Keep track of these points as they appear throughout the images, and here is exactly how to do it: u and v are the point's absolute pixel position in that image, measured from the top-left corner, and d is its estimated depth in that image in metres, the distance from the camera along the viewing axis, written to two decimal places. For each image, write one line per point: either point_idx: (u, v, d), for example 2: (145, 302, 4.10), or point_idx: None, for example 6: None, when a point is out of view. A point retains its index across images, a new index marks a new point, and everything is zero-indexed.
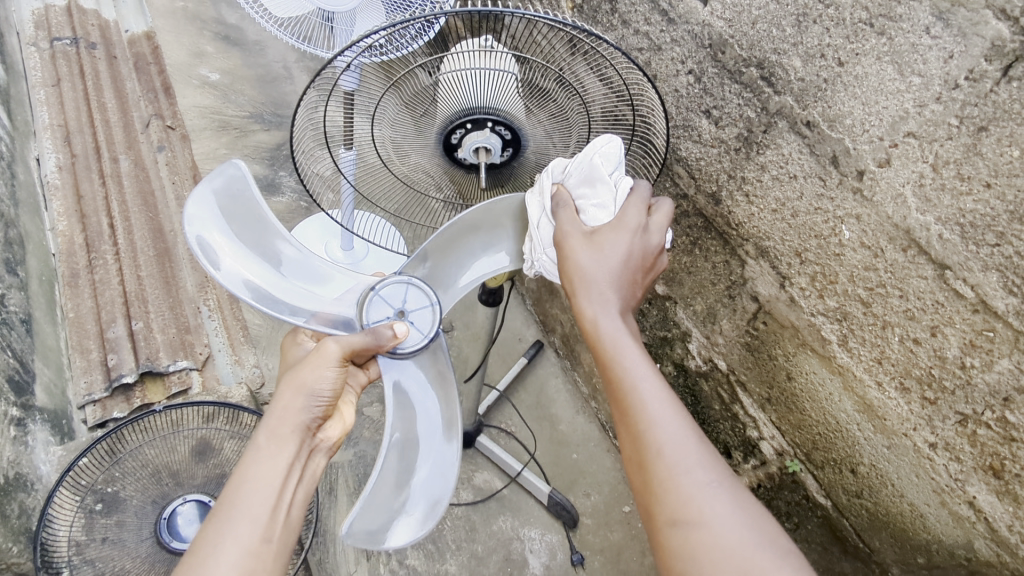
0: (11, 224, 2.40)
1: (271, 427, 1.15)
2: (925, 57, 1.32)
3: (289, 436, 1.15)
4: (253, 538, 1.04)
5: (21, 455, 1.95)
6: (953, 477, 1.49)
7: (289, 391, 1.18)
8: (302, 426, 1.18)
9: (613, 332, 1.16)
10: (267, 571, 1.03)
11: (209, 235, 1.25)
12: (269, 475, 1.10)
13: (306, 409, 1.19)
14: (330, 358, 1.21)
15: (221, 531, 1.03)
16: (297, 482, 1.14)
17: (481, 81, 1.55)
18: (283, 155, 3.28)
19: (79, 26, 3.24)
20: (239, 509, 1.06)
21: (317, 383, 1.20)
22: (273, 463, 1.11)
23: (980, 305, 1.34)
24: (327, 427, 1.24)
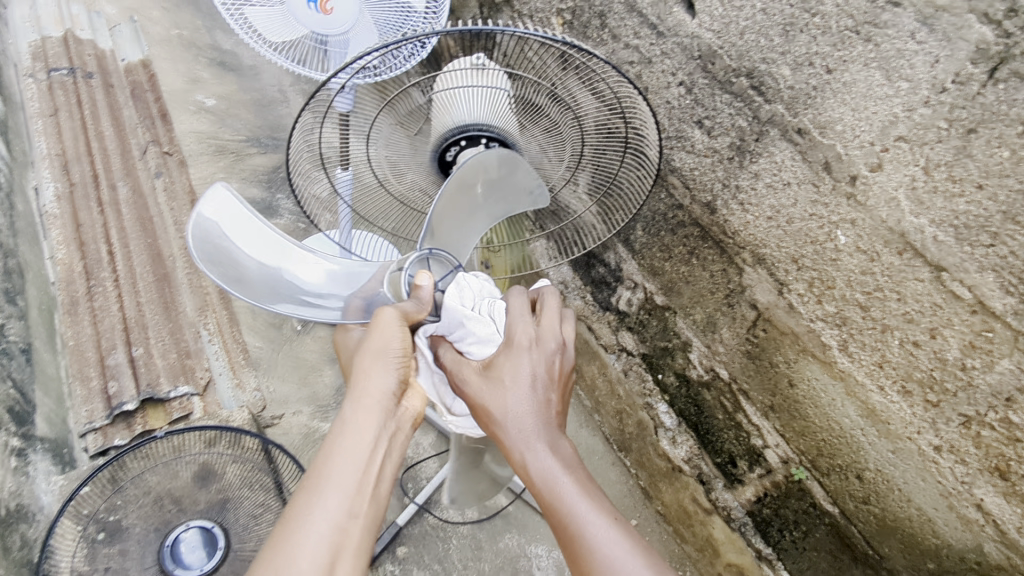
0: (10, 254, 2.41)
1: (352, 395, 0.99)
2: (912, 62, 1.33)
3: (374, 405, 0.98)
4: (342, 512, 0.87)
5: (22, 485, 1.94)
6: (960, 480, 1.48)
7: (368, 358, 1.04)
8: (386, 394, 1.01)
9: (540, 466, 1.03)
10: (355, 553, 0.87)
11: (230, 265, 1.16)
12: (356, 443, 0.93)
13: (386, 376, 1.03)
14: (395, 320, 1.11)
15: (310, 503, 0.86)
16: (388, 453, 0.96)
17: (474, 98, 1.62)
18: (280, 178, 3.31)
19: (75, 56, 3.27)
20: (329, 483, 0.88)
21: (390, 347, 1.06)
22: (359, 433, 0.94)
23: (978, 306, 1.34)
24: (409, 395, 1.06)
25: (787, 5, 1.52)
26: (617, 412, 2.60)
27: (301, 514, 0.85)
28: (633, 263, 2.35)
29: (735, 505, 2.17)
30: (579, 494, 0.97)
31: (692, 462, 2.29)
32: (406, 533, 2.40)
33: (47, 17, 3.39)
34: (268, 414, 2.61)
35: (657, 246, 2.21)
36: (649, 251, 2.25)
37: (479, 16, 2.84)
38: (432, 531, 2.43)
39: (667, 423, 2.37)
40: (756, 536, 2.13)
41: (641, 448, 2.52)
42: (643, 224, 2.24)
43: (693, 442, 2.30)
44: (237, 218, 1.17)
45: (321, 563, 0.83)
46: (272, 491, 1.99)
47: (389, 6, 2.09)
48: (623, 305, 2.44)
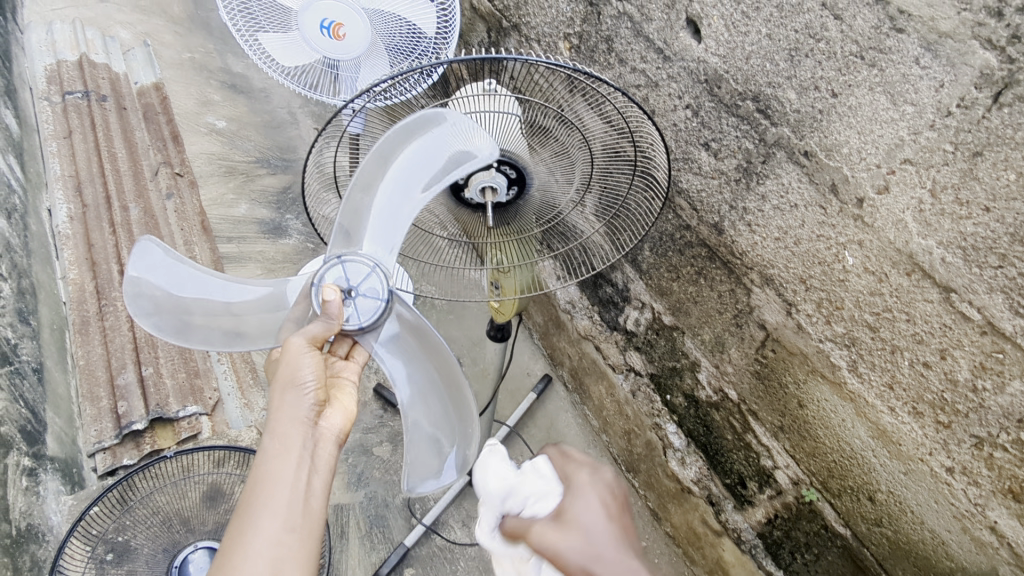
0: (23, 274, 2.43)
1: (273, 426, 1.17)
2: (916, 87, 1.36)
3: (294, 432, 1.18)
4: (276, 530, 1.05)
5: (32, 505, 1.96)
6: (973, 501, 1.47)
7: (283, 390, 1.21)
8: (304, 420, 1.20)
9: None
10: (299, 562, 1.05)
11: (161, 312, 1.39)
12: (280, 469, 1.11)
13: (301, 403, 1.21)
14: (301, 346, 1.26)
15: (246, 531, 1.04)
16: (313, 469, 1.14)
17: (484, 122, 1.61)
18: (290, 199, 3.35)
19: (90, 79, 3.33)
20: (264, 508, 1.07)
21: (302, 369, 1.23)
22: (282, 455, 1.13)
23: (988, 327, 1.35)
24: (329, 414, 1.26)
25: (791, 31, 1.55)
26: (625, 432, 2.59)
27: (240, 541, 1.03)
28: (640, 283, 2.36)
29: (745, 527, 2.16)
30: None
31: (701, 483, 2.28)
32: (413, 555, 2.39)
33: (63, 41, 3.46)
34: None
35: (664, 267, 2.22)
36: (657, 271, 2.26)
37: (487, 39, 2.88)
38: (439, 552, 2.42)
39: (676, 443, 2.36)
40: (767, 558, 2.11)
41: (649, 468, 2.51)
42: (650, 245, 2.25)
43: (702, 463, 2.29)
44: (160, 266, 1.39)
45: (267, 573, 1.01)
46: None
47: (399, 31, 2.11)
48: (631, 325, 2.45)
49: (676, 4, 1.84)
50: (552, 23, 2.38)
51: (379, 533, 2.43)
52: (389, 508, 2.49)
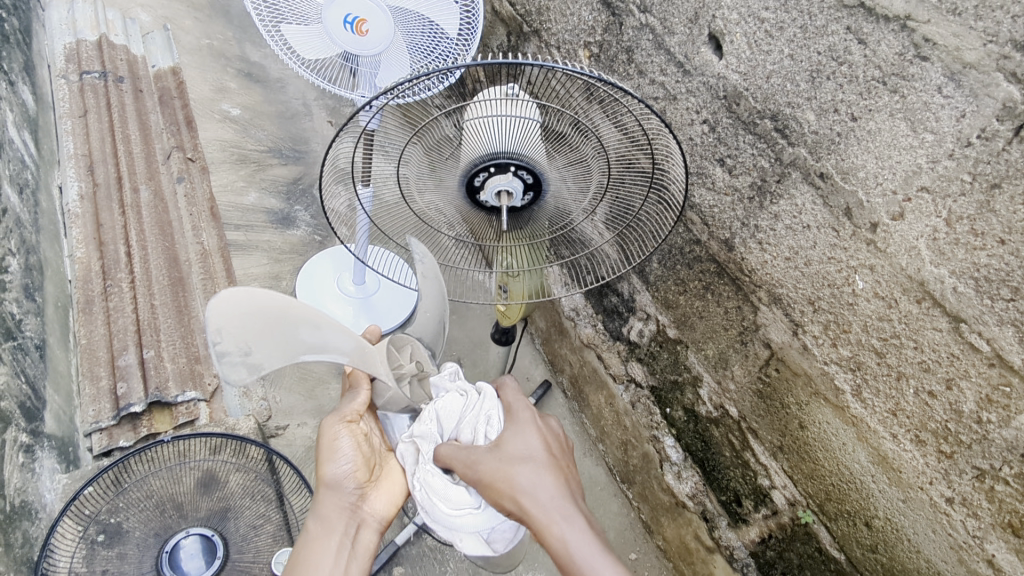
0: (32, 250, 2.43)
1: (318, 513, 1.34)
2: (937, 115, 1.36)
3: (338, 512, 1.36)
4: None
5: (27, 482, 1.94)
6: (971, 533, 1.47)
7: (322, 486, 1.40)
8: (347, 505, 1.38)
9: (576, 544, 1.06)
10: None
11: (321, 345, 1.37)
12: (325, 549, 1.29)
13: (342, 493, 1.39)
14: (338, 428, 1.45)
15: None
16: (349, 557, 1.30)
17: (505, 127, 1.59)
18: (299, 191, 3.36)
19: (108, 60, 3.33)
20: None
21: (342, 452, 1.43)
22: (325, 540, 1.30)
23: (996, 359, 1.34)
24: (370, 504, 1.41)
25: (814, 53, 1.55)
26: (622, 443, 2.59)
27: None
28: (646, 295, 2.36)
29: (739, 545, 2.15)
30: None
31: (696, 498, 2.28)
32: (404, 554, 2.39)
33: (84, 20, 3.47)
34: (272, 424, 2.63)
35: (672, 280, 2.21)
36: (663, 283, 2.26)
37: (506, 44, 2.89)
38: (429, 552, 2.42)
39: (673, 457, 2.36)
40: None
41: (645, 481, 2.50)
42: (659, 257, 2.24)
43: (699, 478, 2.28)
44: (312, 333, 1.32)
45: None
46: (273, 503, 1.97)
47: (421, 31, 2.13)
48: (634, 335, 2.44)
49: (699, 19, 1.84)
50: (572, 31, 2.39)
51: None
52: None
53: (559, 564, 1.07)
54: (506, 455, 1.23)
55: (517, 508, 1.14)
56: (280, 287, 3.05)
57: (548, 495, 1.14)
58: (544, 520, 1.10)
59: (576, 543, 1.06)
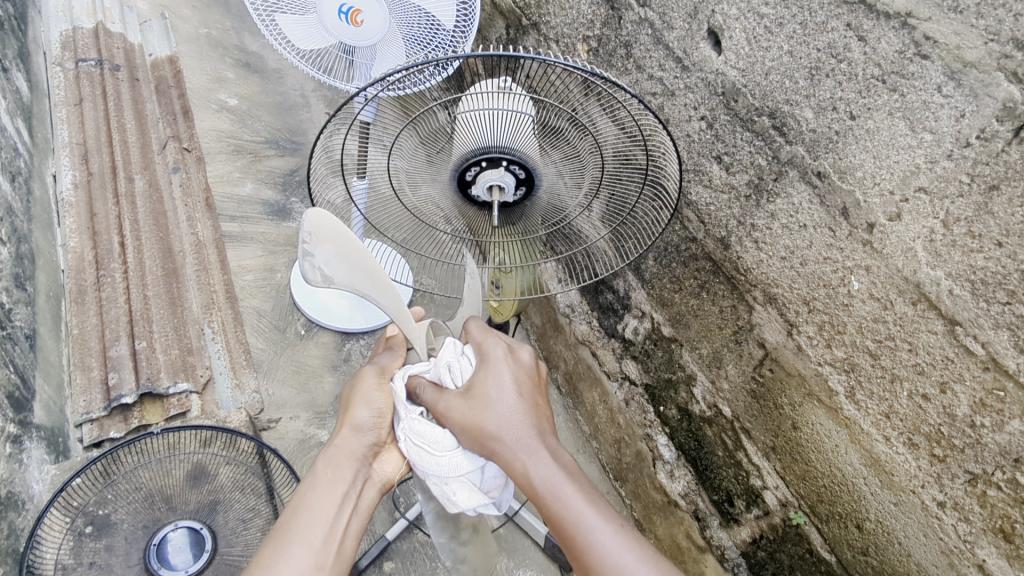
0: (23, 238, 2.41)
1: (327, 458, 1.19)
2: (936, 115, 1.34)
3: (348, 461, 1.19)
4: (305, 565, 1.04)
5: (14, 473, 1.93)
6: (962, 538, 1.46)
7: (344, 427, 1.24)
8: (359, 456, 1.22)
9: (549, 480, 1.10)
10: None
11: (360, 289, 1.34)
12: (326, 498, 1.12)
13: (358, 441, 1.23)
14: (373, 379, 1.31)
15: (278, 555, 1.04)
16: (353, 512, 1.14)
17: (498, 121, 1.57)
18: (295, 182, 3.34)
19: (104, 48, 3.30)
20: (298, 536, 1.06)
21: (371, 399, 1.27)
22: (331, 489, 1.14)
23: (991, 363, 1.33)
24: (382, 463, 1.26)
25: (813, 49, 1.52)
26: (616, 441, 2.58)
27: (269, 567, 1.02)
28: (642, 292, 2.34)
29: (729, 544, 2.13)
30: (586, 508, 1.07)
31: (689, 497, 2.27)
32: (394, 548, 2.39)
33: (81, 7, 3.43)
34: (265, 417, 2.61)
35: (667, 277, 2.19)
36: (659, 281, 2.24)
37: (505, 36, 2.87)
38: (420, 548, 2.41)
39: (666, 456, 2.35)
40: None
41: (637, 478, 2.49)
42: (654, 255, 2.22)
43: (691, 478, 2.27)
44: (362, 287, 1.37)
45: None
46: (263, 496, 1.96)
47: (418, 22, 2.10)
48: (629, 333, 2.43)
49: (698, 14, 1.81)
50: (571, 25, 2.37)
51: None
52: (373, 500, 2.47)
53: (530, 498, 1.11)
54: (475, 397, 1.22)
55: (488, 451, 1.17)
56: (275, 279, 3.02)
57: (522, 436, 1.16)
58: (518, 462, 1.13)
59: (551, 479, 1.10)
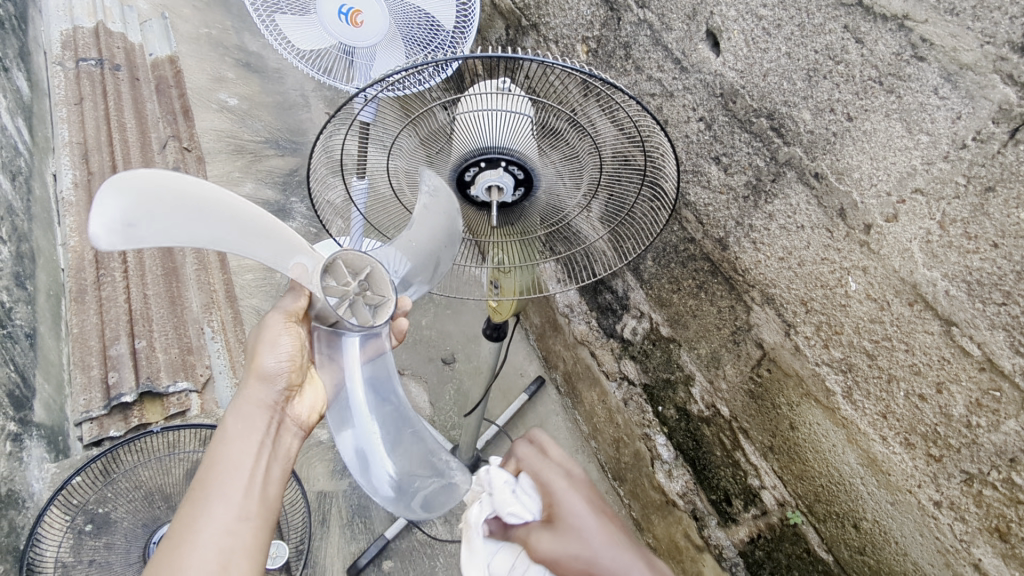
0: (23, 237, 2.42)
1: (237, 408, 1.19)
2: (933, 116, 1.34)
3: (258, 412, 1.20)
4: (233, 513, 1.04)
5: (14, 471, 1.94)
6: (958, 537, 1.47)
7: (252, 377, 1.23)
8: (270, 403, 1.23)
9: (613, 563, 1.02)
10: (249, 550, 1.04)
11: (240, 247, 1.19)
12: (244, 449, 1.13)
13: (268, 391, 1.23)
14: (280, 323, 1.28)
15: (201, 511, 1.03)
16: (273, 455, 1.17)
17: (496, 122, 1.58)
18: (295, 181, 3.35)
19: (105, 48, 3.30)
20: (217, 490, 1.06)
21: (280, 347, 1.26)
22: (245, 436, 1.15)
23: (987, 364, 1.34)
24: (293, 404, 1.29)
25: (811, 51, 1.53)
26: (614, 440, 2.58)
27: (192, 524, 1.01)
28: (640, 293, 2.34)
29: (728, 544, 2.13)
30: None
31: (687, 497, 2.27)
32: (393, 547, 2.40)
33: (81, 7, 3.43)
34: None
35: (666, 278, 2.20)
36: (657, 281, 2.24)
37: (505, 37, 2.87)
38: (419, 546, 2.43)
39: (664, 456, 2.35)
40: None
41: (636, 478, 2.50)
42: (653, 255, 2.23)
43: (690, 477, 2.28)
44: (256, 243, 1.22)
45: (220, 556, 1.00)
46: None
47: (418, 22, 2.10)
48: (628, 333, 2.43)
49: (696, 16, 1.82)
50: (570, 26, 2.38)
51: (361, 523, 2.43)
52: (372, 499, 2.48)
53: None
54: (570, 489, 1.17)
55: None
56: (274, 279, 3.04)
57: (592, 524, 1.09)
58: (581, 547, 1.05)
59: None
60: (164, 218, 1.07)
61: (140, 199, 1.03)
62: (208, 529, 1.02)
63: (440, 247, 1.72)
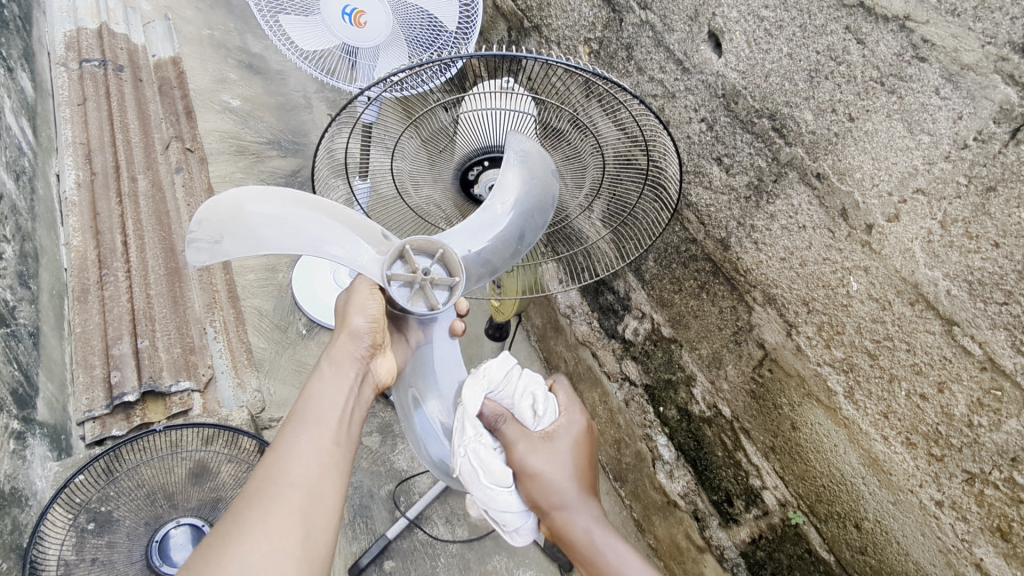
0: (27, 237, 2.43)
1: (331, 357, 1.32)
2: (934, 116, 1.35)
3: (348, 363, 1.33)
4: (324, 441, 1.17)
5: (18, 469, 1.94)
6: (960, 537, 1.47)
7: (342, 333, 1.34)
8: (358, 357, 1.35)
9: (593, 534, 1.28)
10: (339, 469, 1.15)
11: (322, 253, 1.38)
12: (334, 393, 1.27)
13: (357, 345, 1.35)
14: (366, 288, 1.39)
15: (297, 434, 1.17)
16: (356, 402, 1.29)
17: (499, 121, 1.60)
18: (297, 182, 3.35)
19: (108, 48, 3.31)
20: (311, 418, 1.20)
21: (365, 307, 1.36)
22: (336, 382, 1.29)
23: (988, 363, 1.34)
24: (378, 363, 1.40)
25: (812, 52, 1.54)
26: (615, 441, 2.58)
27: (286, 446, 1.14)
28: (642, 293, 2.35)
29: (729, 545, 2.14)
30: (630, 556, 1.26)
31: (688, 497, 2.27)
32: (395, 547, 2.40)
33: (84, 8, 3.44)
34: (267, 416, 2.61)
35: (667, 278, 2.20)
36: (659, 282, 2.25)
37: (506, 38, 2.88)
38: (420, 547, 2.42)
39: (665, 456, 2.35)
40: None
41: (637, 479, 2.49)
42: (655, 255, 2.23)
43: (691, 478, 2.27)
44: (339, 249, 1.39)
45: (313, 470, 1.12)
46: None
47: (420, 24, 2.13)
48: (630, 334, 2.44)
49: (698, 17, 1.83)
50: (572, 27, 2.38)
51: (362, 523, 2.43)
52: (373, 499, 2.49)
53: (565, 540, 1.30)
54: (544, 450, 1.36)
55: (553, 502, 1.30)
56: (276, 279, 3.03)
57: (573, 496, 1.32)
58: (570, 511, 1.30)
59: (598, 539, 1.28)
60: (243, 235, 1.31)
61: (223, 217, 1.28)
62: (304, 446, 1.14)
63: (523, 220, 1.62)
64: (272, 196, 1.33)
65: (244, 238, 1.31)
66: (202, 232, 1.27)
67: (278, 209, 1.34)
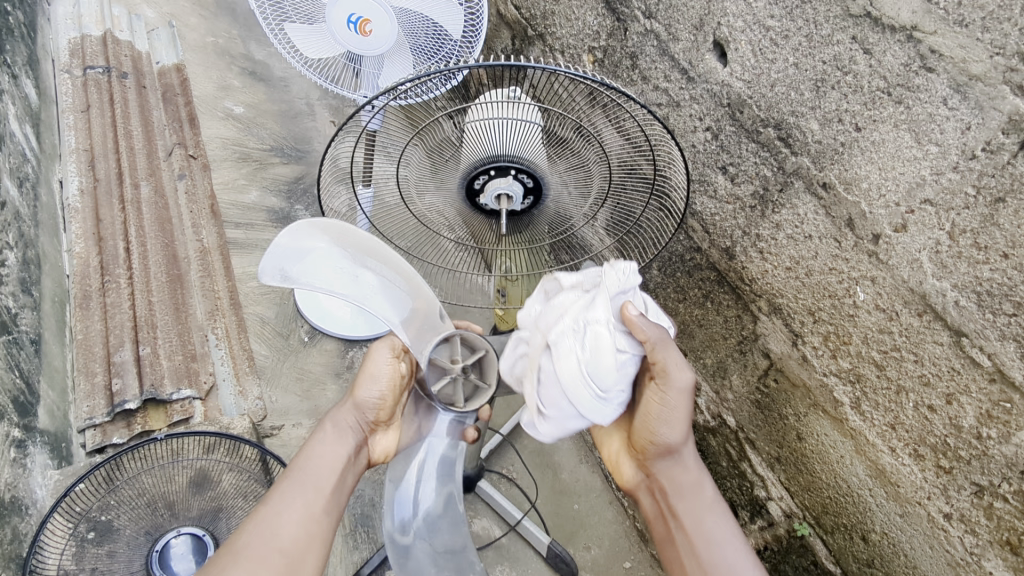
0: (30, 244, 2.42)
1: (333, 420, 1.39)
2: (942, 127, 1.35)
3: (350, 430, 1.39)
4: (312, 507, 1.26)
5: (19, 477, 1.93)
6: (968, 550, 1.46)
7: (348, 403, 1.41)
8: (360, 426, 1.42)
9: (696, 489, 1.41)
10: (321, 538, 1.25)
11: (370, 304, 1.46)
12: (331, 457, 1.34)
13: (358, 416, 1.41)
14: (386, 355, 1.44)
15: (286, 494, 1.26)
16: (349, 469, 1.37)
17: (504, 129, 1.59)
18: (300, 189, 3.34)
19: (112, 56, 3.33)
20: (306, 480, 1.29)
21: (376, 379, 1.42)
22: (335, 447, 1.36)
23: (997, 375, 1.33)
24: (378, 436, 1.47)
25: (819, 62, 1.54)
26: None
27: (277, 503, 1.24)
28: None
29: None
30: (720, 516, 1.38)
31: None
32: None
33: (89, 16, 3.46)
34: (268, 424, 2.60)
35: (672, 287, 2.20)
36: (664, 291, 2.24)
37: (510, 47, 2.89)
38: None
39: None
40: None
41: None
42: (660, 264, 2.23)
43: None
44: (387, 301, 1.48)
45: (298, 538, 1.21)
46: None
47: (424, 31, 2.14)
48: None
49: (703, 26, 1.83)
50: (577, 36, 2.39)
51: (363, 533, 2.41)
52: (375, 508, 2.47)
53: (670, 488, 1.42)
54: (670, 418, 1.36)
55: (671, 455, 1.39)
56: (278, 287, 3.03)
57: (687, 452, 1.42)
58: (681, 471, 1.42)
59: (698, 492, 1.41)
60: (308, 269, 1.39)
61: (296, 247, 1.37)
62: (290, 510, 1.23)
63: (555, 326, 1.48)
64: (344, 235, 1.42)
65: (309, 272, 1.39)
66: (278, 254, 1.34)
67: (343, 250, 1.43)
